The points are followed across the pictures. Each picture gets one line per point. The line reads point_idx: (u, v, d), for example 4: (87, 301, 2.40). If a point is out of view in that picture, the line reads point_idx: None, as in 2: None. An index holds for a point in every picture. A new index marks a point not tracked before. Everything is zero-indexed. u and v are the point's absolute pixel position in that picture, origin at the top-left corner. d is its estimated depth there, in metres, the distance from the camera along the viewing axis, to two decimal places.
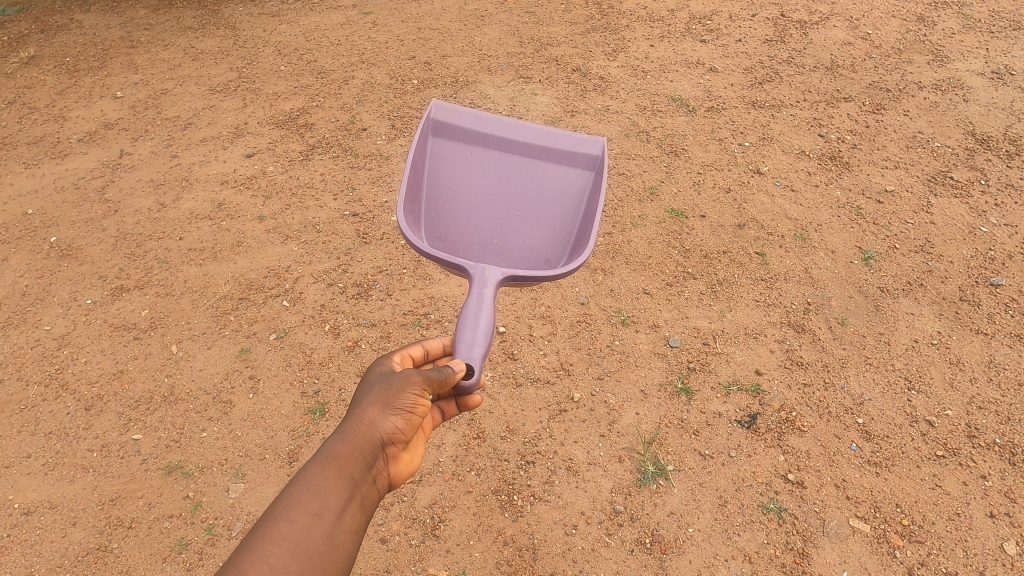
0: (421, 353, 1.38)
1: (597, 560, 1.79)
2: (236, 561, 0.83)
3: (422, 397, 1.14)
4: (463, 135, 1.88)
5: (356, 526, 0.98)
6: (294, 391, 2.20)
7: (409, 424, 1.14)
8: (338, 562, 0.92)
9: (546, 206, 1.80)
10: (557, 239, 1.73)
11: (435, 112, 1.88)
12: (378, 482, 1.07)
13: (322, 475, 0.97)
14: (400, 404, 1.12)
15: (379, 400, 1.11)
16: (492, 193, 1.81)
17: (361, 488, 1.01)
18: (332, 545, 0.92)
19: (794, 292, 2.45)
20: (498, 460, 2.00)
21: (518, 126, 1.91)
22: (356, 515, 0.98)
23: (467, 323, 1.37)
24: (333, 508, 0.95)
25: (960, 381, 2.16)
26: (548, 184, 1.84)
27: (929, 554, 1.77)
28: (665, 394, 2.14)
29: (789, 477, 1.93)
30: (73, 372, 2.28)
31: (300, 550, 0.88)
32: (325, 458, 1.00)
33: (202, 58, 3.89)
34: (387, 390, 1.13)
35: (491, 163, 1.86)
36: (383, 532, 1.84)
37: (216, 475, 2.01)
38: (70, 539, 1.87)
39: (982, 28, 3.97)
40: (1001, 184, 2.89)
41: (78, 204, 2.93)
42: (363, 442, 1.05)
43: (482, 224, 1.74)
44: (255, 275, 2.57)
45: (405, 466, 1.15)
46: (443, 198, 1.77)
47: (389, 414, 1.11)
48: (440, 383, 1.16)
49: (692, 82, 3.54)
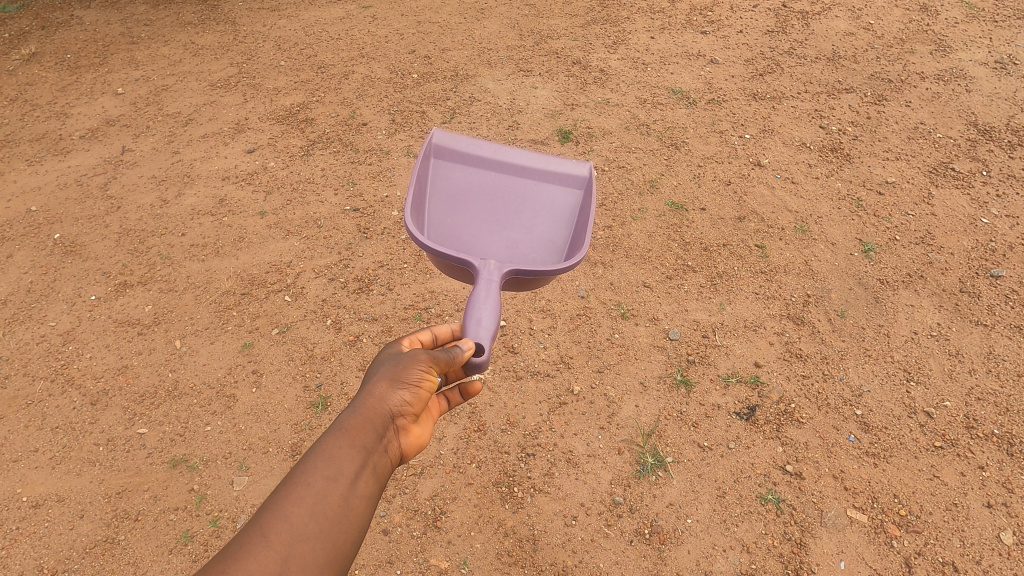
0: (430, 338, 1.35)
1: (596, 551, 1.81)
2: (259, 522, 0.86)
3: (429, 373, 1.17)
4: (462, 155, 1.90)
5: (370, 492, 0.99)
6: (296, 385, 2.22)
7: (417, 398, 1.14)
8: (356, 524, 0.94)
9: (540, 220, 1.80)
10: (551, 251, 1.72)
11: (435, 136, 1.91)
12: (390, 451, 1.08)
13: (336, 445, 0.99)
14: (408, 378, 1.13)
15: (388, 376, 1.13)
16: (489, 208, 1.82)
17: (374, 456, 1.02)
18: (348, 508, 0.94)
19: (793, 284, 2.46)
20: (499, 452, 2.02)
21: (514, 150, 1.93)
22: (370, 482, 0.99)
23: (477, 305, 1.39)
24: (348, 473, 0.96)
25: (959, 372, 2.17)
26: (543, 201, 1.84)
27: (926, 543, 1.78)
28: (664, 386, 2.15)
29: (788, 468, 1.94)
30: (78, 367, 2.31)
31: (318, 511, 0.90)
32: (338, 429, 1.01)
33: (202, 53, 3.90)
34: (394, 367, 1.14)
35: (489, 183, 1.87)
36: (386, 524, 1.87)
37: (220, 468, 2.03)
38: (77, 532, 1.90)
39: (986, 17, 3.94)
40: (1003, 175, 2.88)
41: (81, 200, 2.95)
42: (374, 414, 1.06)
43: (480, 237, 1.73)
44: (257, 270, 2.59)
45: (416, 439, 1.14)
46: (442, 214, 1.77)
47: (397, 389, 1.12)
48: (448, 362, 1.21)
49: (693, 74, 3.53)
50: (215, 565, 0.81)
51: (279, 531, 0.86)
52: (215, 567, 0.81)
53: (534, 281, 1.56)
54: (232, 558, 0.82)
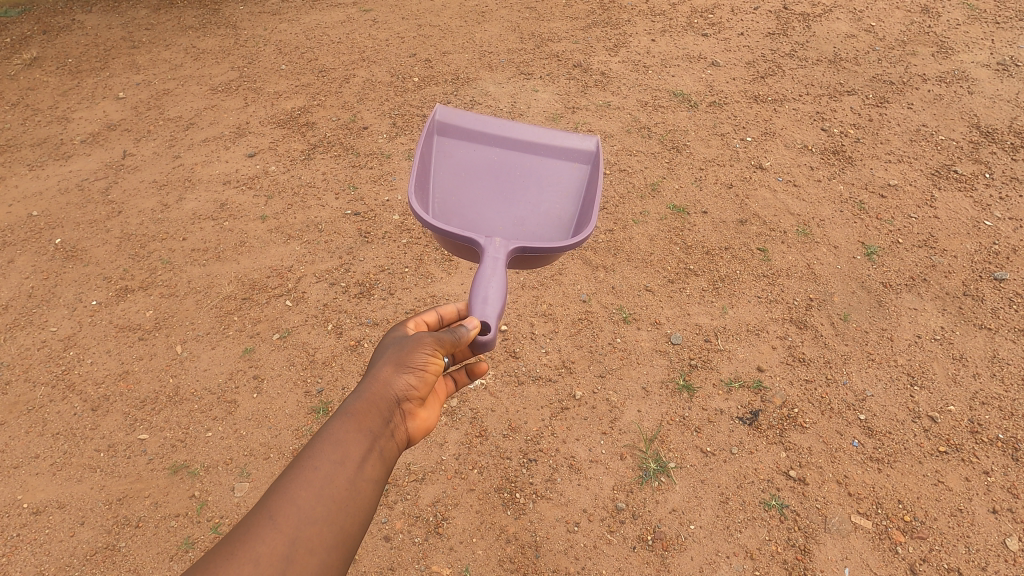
0: (436, 319, 1.35)
1: (599, 557, 1.80)
2: (267, 505, 0.88)
3: (434, 357, 1.15)
4: (468, 133, 1.89)
5: (377, 476, 1.00)
6: (298, 391, 2.22)
7: (423, 381, 1.13)
8: (362, 508, 0.95)
9: (546, 196, 1.79)
10: (558, 227, 1.71)
11: (439, 113, 1.90)
12: (398, 436, 1.08)
13: (343, 429, 0.99)
14: (413, 362, 1.12)
15: (392, 360, 1.12)
16: (495, 185, 1.81)
17: (381, 441, 1.02)
18: (354, 491, 0.94)
19: (796, 288, 2.45)
20: (501, 458, 2.01)
21: (519, 127, 1.92)
22: (377, 466, 1.00)
23: (483, 284, 1.39)
24: (355, 457, 0.97)
25: (963, 376, 2.16)
26: (549, 178, 1.83)
27: (931, 550, 1.77)
28: (667, 391, 2.14)
29: (790, 473, 1.93)
30: (80, 373, 2.31)
31: (325, 494, 0.91)
32: (344, 413, 1.02)
33: (203, 58, 3.90)
34: (399, 351, 1.13)
35: (494, 160, 1.86)
36: (387, 530, 1.86)
37: (221, 474, 2.02)
38: (78, 539, 1.89)
39: (987, 19, 3.93)
40: (1006, 177, 2.87)
41: (82, 205, 2.95)
42: (380, 398, 1.06)
43: (486, 213, 1.72)
44: (258, 275, 2.58)
45: (422, 423, 1.15)
46: (447, 192, 1.76)
47: (402, 373, 1.11)
48: (453, 344, 1.17)
49: (694, 77, 3.52)
50: (224, 546, 0.83)
51: (286, 514, 0.88)
52: (225, 549, 0.83)
53: (537, 259, 1.56)
54: (241, 540, 0.84)
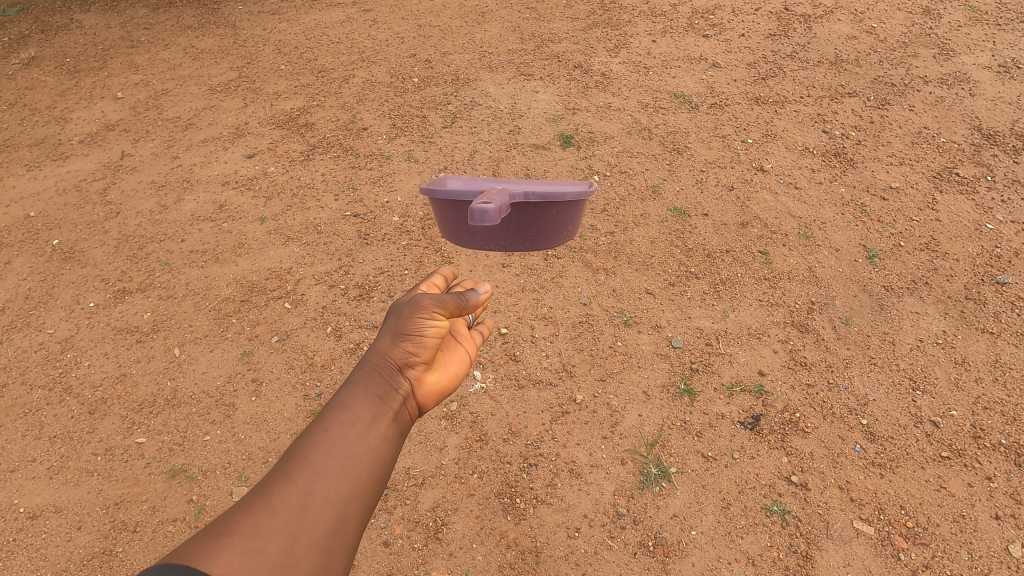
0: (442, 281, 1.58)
1: (599, 563, 1.78)
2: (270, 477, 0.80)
3: (437, 319, 1.06)
4: None
5: (391, 443, 0.91)
6: (296, 394, 2.20)
7: (428, 345, 1.04)
8: (376, 473, 0.86)
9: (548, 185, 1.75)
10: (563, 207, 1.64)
11: None
12: (410, 404, 0.99)
13: (347, 399, 0.91)
14: (414, 328, 1.04)
15: (393, 330, 1.04)
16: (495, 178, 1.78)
17: (390, 405, 0.94)
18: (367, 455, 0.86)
19: (797, 291, 2.44)
20: (501, 462, 2.00)
21: None
22: (389, 432, 0.91)
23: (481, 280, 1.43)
24: (363, 422, 0.89)
25: (965, 380, 2.15)
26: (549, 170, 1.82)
27: (933, 556, 1.75)
28: (668, 395, 2.13)
29: (792, 478, 1.92)
30: (77, 376, 2.29)
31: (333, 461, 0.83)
32: (348, 384, 0.94)
33: (202, 58, 3.89)
34: (399, 319, 1.05)
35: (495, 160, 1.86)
36: (386, 535, 1.85)
37: (220, 478, 2.00)
38: (75, 543, 1.87)
39: (989, 20, 3.92)
40: (1008, 180, 2.85)
41: (80, 206, 2.94)
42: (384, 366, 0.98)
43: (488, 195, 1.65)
44: (256, 277, 2.57)
45: (434, 390, 1.05)
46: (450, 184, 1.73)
47: (405, 339, 1.03)
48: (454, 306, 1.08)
49: (695, 79, 3.51)
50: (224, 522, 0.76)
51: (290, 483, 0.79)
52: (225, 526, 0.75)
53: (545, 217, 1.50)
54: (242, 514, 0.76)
